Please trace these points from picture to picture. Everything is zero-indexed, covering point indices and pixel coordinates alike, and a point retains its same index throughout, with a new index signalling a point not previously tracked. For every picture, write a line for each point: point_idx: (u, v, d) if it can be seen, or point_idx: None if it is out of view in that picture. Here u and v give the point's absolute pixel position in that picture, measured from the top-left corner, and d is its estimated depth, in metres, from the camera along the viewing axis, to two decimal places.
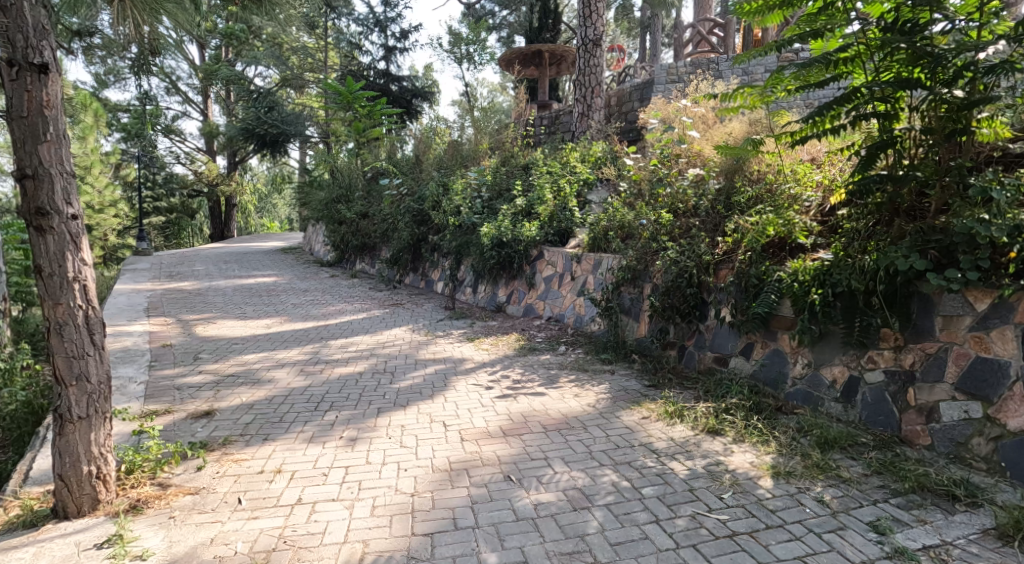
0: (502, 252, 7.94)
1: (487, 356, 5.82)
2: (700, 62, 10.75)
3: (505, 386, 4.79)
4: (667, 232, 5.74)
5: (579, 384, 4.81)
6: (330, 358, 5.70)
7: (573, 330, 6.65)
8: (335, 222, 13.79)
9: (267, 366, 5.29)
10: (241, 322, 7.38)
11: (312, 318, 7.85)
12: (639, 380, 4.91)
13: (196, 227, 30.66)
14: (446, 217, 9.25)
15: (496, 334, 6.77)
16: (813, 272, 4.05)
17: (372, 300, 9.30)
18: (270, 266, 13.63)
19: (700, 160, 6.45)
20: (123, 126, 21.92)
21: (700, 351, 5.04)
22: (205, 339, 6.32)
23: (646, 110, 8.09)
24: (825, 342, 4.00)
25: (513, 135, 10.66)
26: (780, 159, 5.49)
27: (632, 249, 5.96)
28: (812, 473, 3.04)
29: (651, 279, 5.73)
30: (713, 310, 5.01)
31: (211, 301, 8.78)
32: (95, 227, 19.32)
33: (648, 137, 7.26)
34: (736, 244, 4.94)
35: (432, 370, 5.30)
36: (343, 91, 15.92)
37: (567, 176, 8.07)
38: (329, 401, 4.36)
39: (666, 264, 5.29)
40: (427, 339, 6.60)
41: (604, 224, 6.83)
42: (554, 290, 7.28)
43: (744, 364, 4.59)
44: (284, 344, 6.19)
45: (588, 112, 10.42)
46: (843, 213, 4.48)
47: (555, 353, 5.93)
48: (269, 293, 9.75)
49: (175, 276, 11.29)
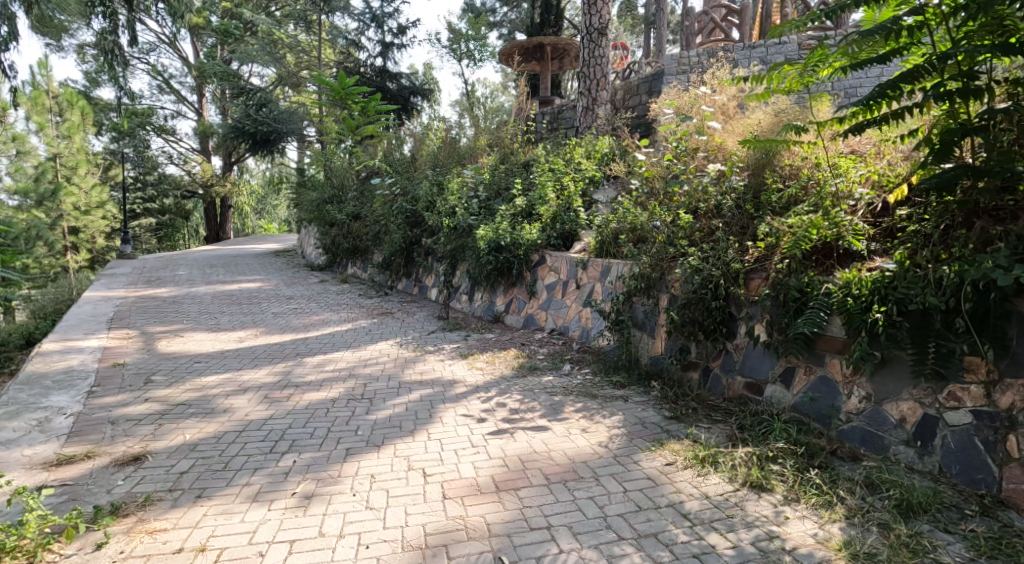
0: (500, 257, 7.20)
1: (482, 377, 5.10)
2: (712, 53, 10.05)
3: (500, 417, 4.08)
4: (686, 235, 5.08)
5: (588, 415, 4.11)
6: (304, 380, 4.99)
7: (579, 345, 5.93)
8: (326, 224, 13.11)
9: (227, 391, 4.58)
10: (212, 335, 6.67)
11: (291, 329, 7.14)
12: (657, 409, 4.20)
13: (190, 228, 29.99)
14: (440, 219, 8.54)
15: (493, 350, 6.06)
16: (872, 285, 3.39)
17: (360, 309, 8.61)
18: (258, 270, 12.95)
19: (721, 155, 5.77)
20: (113, 125, 21.25)
21: (729, 376, 4.33)
22: (165, 356, 5.61)
23: (659, 101, 7.39)
24: (889, 371, 3.30)
25: (513, 131, 9.96)
26: (816, 152, 4.80)
27: (646, 253, 5.28)
28: (902, 557, 2.38)
29: (668, 289, 5.04)
30: (744, 326, 4.30)
31: (185, 311, 8.07)
32: (81, 229, 18.61)
33: (661, 130, 6.59)
34: (772, 250, 4.28)
35: (417, 396, 4.59)
36: (336, 86, 15.23)
37: (571, 173, 7.48)
38: (290, 438, 3.65)
39: (687, 273, 4.61)
40: (416, 356, 5.89)
41: (614, 226, 6.09)
42: (558, 299, 6.56)
43: (784, 393, 3.88)
44: (253, 363, 5.48)
45: (592, 106, 9.73)
46: (903, 213, 3.84)
47: (558, 373, 5.21)
48: (250, 301, 9.03)
49: (154, 282, 10.58)
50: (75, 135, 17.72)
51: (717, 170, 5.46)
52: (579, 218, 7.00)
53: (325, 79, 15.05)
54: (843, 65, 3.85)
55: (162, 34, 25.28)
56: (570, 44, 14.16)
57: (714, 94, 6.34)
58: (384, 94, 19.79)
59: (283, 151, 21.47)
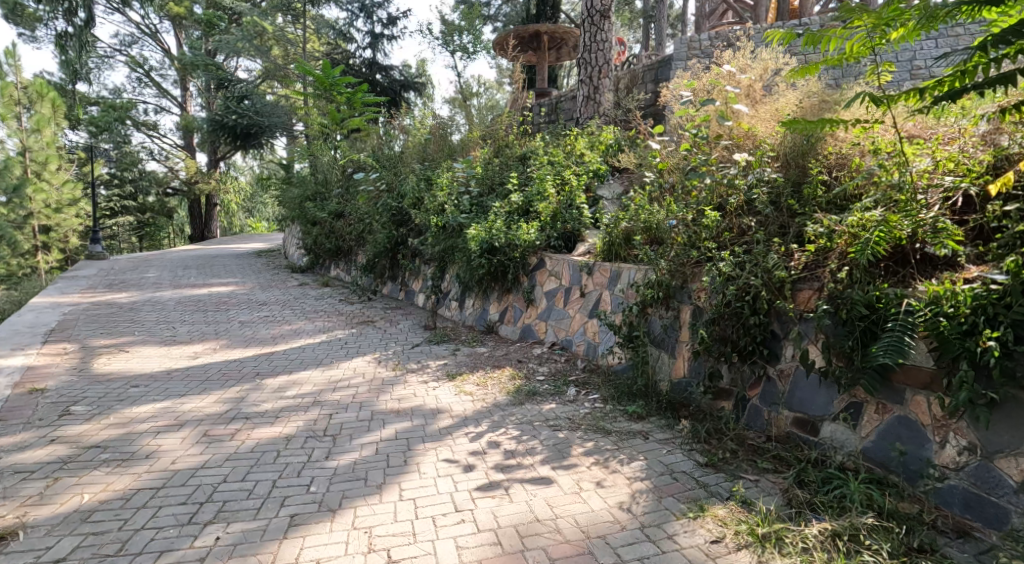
0: (494, 260, 6.36)
1: (472, 406, 4.29)
2: (726, 37, 9.25)
3: (492, 464, 3.28)
4: (713, 237, 4.35)
5: (602, 460, 3.32)
6: (259, 410, 4.18)
7: (584, 363, 5.13)
8: (308, 223, 12.25)
9: (158, 427, 3.75)
10: (163, 350, 5.84)
11: (257, 342, 6.32)
12: (687, 452, 3.42)
13: (174, 226, 29.06)
14: (428, 217, 7.70)
15: (485, 368, 5.24)
16: (975, 301, 2.63)
17: (339, 317, 7.77)
18: (234, 272, 12.09)
19: (748, 144, 5.00)
20: (90, 119, 20.34)
21: (772, 408, 3.54)
22: (98, 377, 4.79)
23: (671, 85, 6.59)
24: (1002, 416, 2.56)
25: (508, 122, 9.17)
26: (871, 136, 4.06)
27: (664, 258, 4.54)
28: None
29: (692, 299, 4.27)
30: (791, 348, 3.52)
31: (141, 320, 7.22)
32: (53, 228, 17.67)
33: (677, 116, 5.85)
34: (825, 253, 3.54)
35: (392, 432, 3.77)
36: (319, 75, 14.29)
37: (572, 166, 6.72)
38: (219, 499, 2.82)
39: (718, 282, 3.85)
40: (395, 376, 5.07)
41: (625, 225, 5.29)
42: (559, 309, 5.76)
43: (848, 434, 3.09)
44: (201, 386, 4.65)
45: (595, 95, 8.90)
46: (1000, 207, 3.10)
47: (562, 401, 4.40)
48: (216, 307, 8.18)
49: (116, 285, 9.71)
50: (45, 128, 16.84)
51: (745, 161, 4.71)
52: (583, 216, 6.22)
53: (307, 67, 14.08)
54: (918, 25, 3.11)
55: (143, 25, 24.31)
56: (568, 33, 13.32)
57: (741, 72, 5.53)
58: (373, 87, 18.93)
59: (268, 146, 20.60)
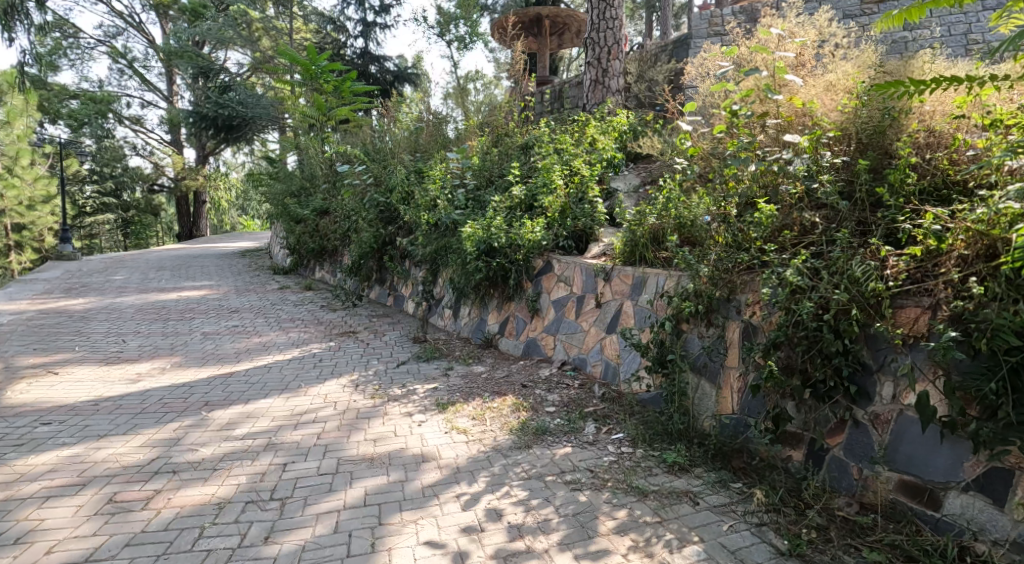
0: (493, 263, 5.49)
1: (466, 452, 3.40)
2: (751, 13, 8.34)
3: (491, 551, 2.44)
4: (765, 238, 3.52)
5: (641, 543, 2.49)
6: (195, 457, 3.30)
7: (603, 389, 4.23)
8: (291, 221, 11.32)
9: (52, 490, 2.88)
10: (101, 371, 4.96)
11: (217, 359, 5.45)
12: (759, 531, 2.61)
13: (162, 224, 28.10)
14: (418, 213, 6.79)
15: (482, 396, 4.33)
16: None
17: (318, 327, 6.88)
18: (212, 273, 11.17)
19: (800, 123, 4.13)
20: (70, 113, 19.42)
21: (863, 465, 2.67)
22: (3, 412, 3.92)
23: (697, 61, 5.69)
24: None
25: (509, 109, 8.28)
26: (976, 106, 3.22)
27: (705, 262, 3.67)
28: None
29: (743, 316, 3.40)
30: (891, 386, 2.64)
31: (88, 332, 6.31)
32: (27, 226, 16.83)
33: (710, 95, 4.97)
34: (937, 258, 2.66)
35: (360, 493, 2.89)
36: (304, 62, 13.31)
37: (584, 155, 5.85)
38: None
39: (785, 294, 2.95)
40: (373, 407, 4.17)
41: (652, 222, 4.38)
42: (570, 321, 4.86)
43: (992, 514, 2.31)
44: (131, 424, 3.78)
45: (603, 79, 7.96)
46: None
47: (580, 442, 3.52)
48: (180, 316, 7.27)
49: (74, 290, 8.81)
50: (15, 122, 15.96)
51: (797, 144, 3.86)
52: (597, 211, 5.35)
53: (292, 52, 13.11)
54: None
55: (127, 14, 23.36)
56: (570, 16, 12.33)
57: (791, 36, 4.58)
58: (365, 78, 17.99)
59: (256, 140, 19.72)
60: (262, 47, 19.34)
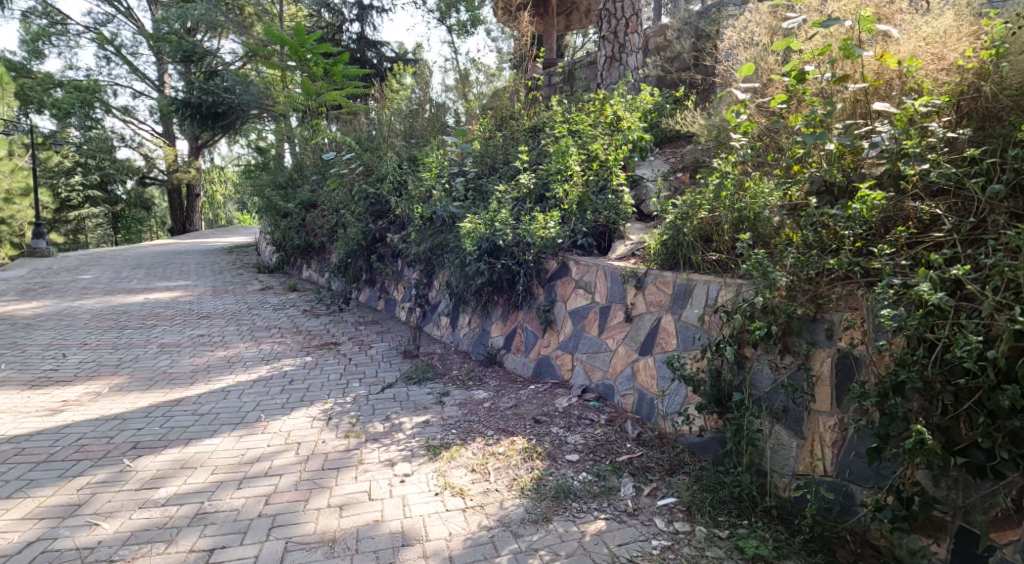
0: (497, 265, 4.56)
1: (461, 529, 2.51)
2: None
3: None
4: (866, 237, 2.65)
5: None
6: (90, 538, 2.42)
7: (636, 428, 3.33)
8: (277, 215, 10.41)
9: None
10: (21, 397, 4.09)
11: (168, 379, 4.58)
12: None
13: (155, 218, 27.18)
14: (410, 205, 5.88)
15: (485, 435, 3.43)
16: None
17: (297, 336, 6.00)
18: (190, 273, 10.22)
19: (891, 87, 3.20)
20: (54, 102, 18.47)
21: None
22: None
23: (742, 24, 4.70)
24: None
25: (513, 89, 7.33)
26: None
27: (780, 265, 2.75)
28: None
29: (840, 342, 2.47)
30: None
31: (25, 344, 5.40)
32: None
33: (767, 60, 4.03)
34: None
35: None
36: (292, 44, 12.33)
37: (605, 135, 4.90)
38: None
39: (926, 318, 2.02)
40: (346, 451, 3.26)
41: (699, 216, 3.42)
42: (592, 337, 3.95)
43: None
44: (25, 480, 2.90)
45: (621, 54, 7.00)
46: None
47: (617, 512, 2.64)
48: (141, 323, 6.37)
49: (31, 293, 7.93)
50: None
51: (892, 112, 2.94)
52: (623, 203, 4.42)
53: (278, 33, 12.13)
54: None
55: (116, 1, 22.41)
56: None
57: None
58: (361, 65, 17.02)
59: (249, 130, 18.83)
60: (255, 33, 18.39)
